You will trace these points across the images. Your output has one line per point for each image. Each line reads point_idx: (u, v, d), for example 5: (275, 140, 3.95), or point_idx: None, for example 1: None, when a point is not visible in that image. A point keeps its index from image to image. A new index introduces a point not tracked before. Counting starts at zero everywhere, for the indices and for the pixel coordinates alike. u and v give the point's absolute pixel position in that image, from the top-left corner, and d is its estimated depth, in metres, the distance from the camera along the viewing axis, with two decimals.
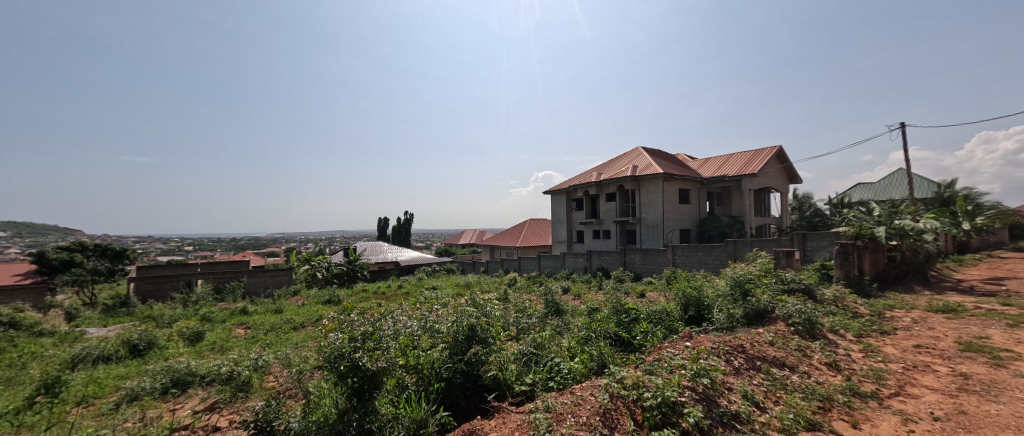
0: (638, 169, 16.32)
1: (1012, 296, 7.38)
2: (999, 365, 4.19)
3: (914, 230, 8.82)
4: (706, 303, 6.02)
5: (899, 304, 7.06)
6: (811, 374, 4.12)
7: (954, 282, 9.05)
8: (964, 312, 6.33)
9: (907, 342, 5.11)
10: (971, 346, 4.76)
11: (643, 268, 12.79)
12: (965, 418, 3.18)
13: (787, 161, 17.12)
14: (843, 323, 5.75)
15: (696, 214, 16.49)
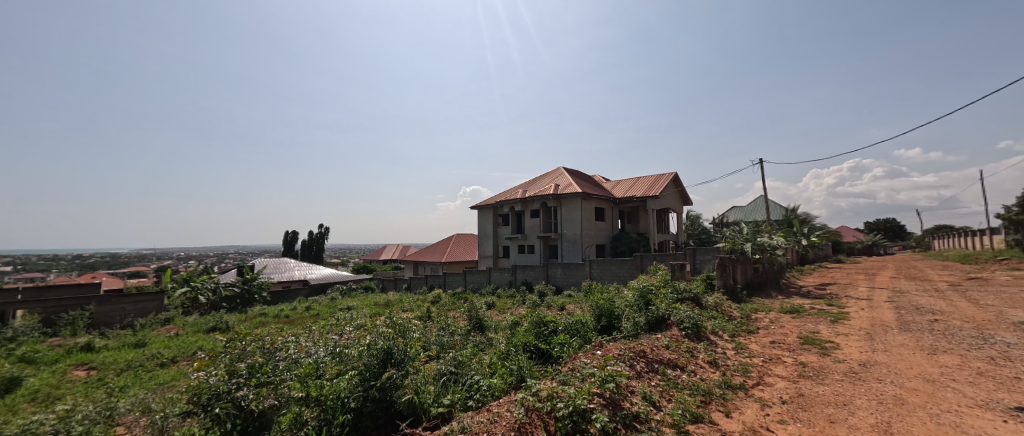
0: (559, 187, 17.39)
1: (834, 298, 9.53)
2: (825, 354, 5.39)
3: (772, 246, 10.86)
4: (616, 313, 6.62)
5: (761, 307, 8.61)
6: (696, 372, 4.81)
7: (798, 287, 11.34)
8: (804, 312, 7.99)
9: (766, 339, 6.28)
10: (807, 340, 6.04)
11: (564, 282, 13.48)
12: (803, 399, 4.03)
13: (682, 185, 19.83)
14: (722, 325, 6.83)
15: (610, 230, 18.04)
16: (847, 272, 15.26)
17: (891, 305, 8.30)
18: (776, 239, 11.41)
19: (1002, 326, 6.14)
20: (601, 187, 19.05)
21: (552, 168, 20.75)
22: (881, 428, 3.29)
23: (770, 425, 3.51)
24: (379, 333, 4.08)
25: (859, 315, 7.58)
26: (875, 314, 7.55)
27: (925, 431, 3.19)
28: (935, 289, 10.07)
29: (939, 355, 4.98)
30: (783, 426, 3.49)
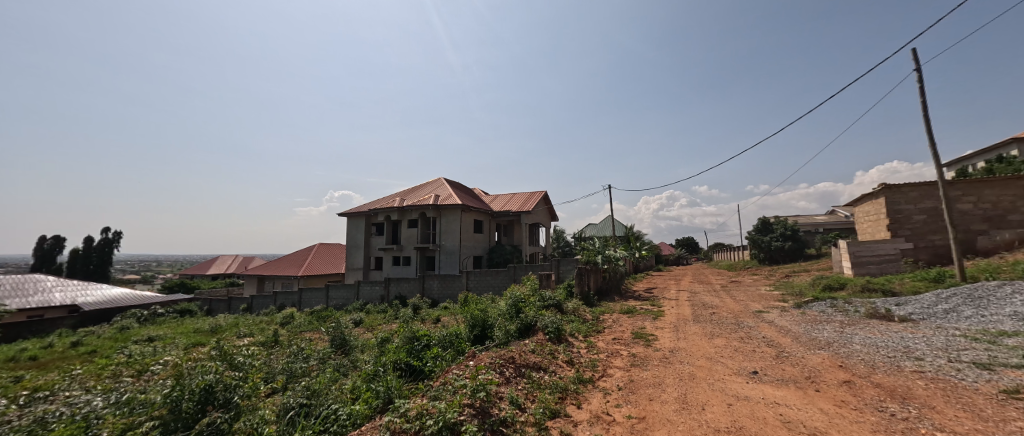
0: (439, 198, 17.40)
1: (656, 299, 12.06)
2: (648, 345, 6.86)
3: (616, 257, 13.13)
4: (489, 323, 7.05)
5: (608, 310, 10.31)
6: (555, 371, 5.53)
7: (633, 292, 13.92)
8: (636, 312, 9.91)
9: (609, 337, 7.58)
10: (638, 335, 7.52)
11: (440, 294, 13.42)
12: (633, 384, 5.08)
13: (550, 203, 22.19)
14: (578, 328, 7.94)
15: (487, 242, 18.84)
16: (664, 278, 19.49)
17: (689, 303, 11.00)
18: (619, 252, 13.83)
19: (748, 314, 8.86)
20: (480, 200, 19.81)
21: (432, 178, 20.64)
22: (682, 399, 4.44)
23: (610, 409, 4.33)
24: (196, 368, 3.52)
25: (670, 312, 9.83)
26: (680, 310, 9.92)
27: (707, 396, 4.43)
28: (714, 290, 13.77)
29: (715, 339, 6.89)
30: (618, 409, 4.34)
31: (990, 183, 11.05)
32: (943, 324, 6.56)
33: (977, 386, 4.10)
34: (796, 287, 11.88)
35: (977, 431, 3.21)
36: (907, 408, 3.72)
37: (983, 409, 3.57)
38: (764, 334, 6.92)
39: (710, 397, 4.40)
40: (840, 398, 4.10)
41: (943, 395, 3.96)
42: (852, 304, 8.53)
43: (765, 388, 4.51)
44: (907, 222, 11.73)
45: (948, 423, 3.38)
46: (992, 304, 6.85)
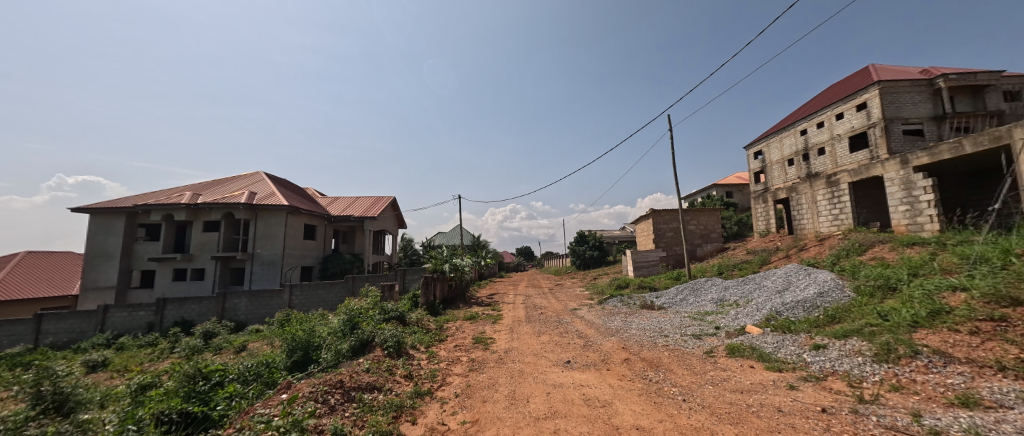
0: (254, 197, 14.22)
1: (496, 304, 12.89)
2: (487, 348, 7.18)
3: (462, 266, 12.98)
4: (315, 344, 6.14)
5: (451, 318, 10.26)
6: (391, 389, 5.24)
7: (477, 299, 14.22)
8: (479, 318, 10.22)
9: (451, 345, 7.60)
10: (477, 339, 7.84)
11: (249, 315, 10.90)
12: (470, 389, 5.30)
13: (399, 210, 21.16)
14: (420, 339, 7.65)
15: (321, 251, 16.40)
16: (504, 284, 21.18)
17: (523, 306, 12.26)
18: (466, 260, 13.84)
19: (566, 312, 10.51)
20: (313, 203, 17.18)
21: (247, 172, 16.74)
22: (511, 395, 4.91)
23: (444, 419, 4.41)
24: None
25: (506, 314, 10.73)
26: (515, 313, 10.90)
27: (531, 389, 5.04)
28: (542, 292, 15.79)
29: (541, 335, 7.87)
30: (453, 416, 4.46)
31: (704, 211, 16.45)
32: (680, 309, 9.35)
33: (692, 351, 6.02)
34: (599, 287, 14.78)
35: (692, 382, 4.71)
36: (658, 373, 5.14)
37: (695, 366, 5.27)
38: (576, 328, 8.34)
39: (534, 388, 5.02)
40: (621, 372, 5.32)
41: (676, 360, 5.64)
42: (633, 298, 11.19)
43: (574, 374, 5.45)
44: (664, 237, 16.26)
45: (679, 380, 4.83)
46: (707, 293, 10.13)
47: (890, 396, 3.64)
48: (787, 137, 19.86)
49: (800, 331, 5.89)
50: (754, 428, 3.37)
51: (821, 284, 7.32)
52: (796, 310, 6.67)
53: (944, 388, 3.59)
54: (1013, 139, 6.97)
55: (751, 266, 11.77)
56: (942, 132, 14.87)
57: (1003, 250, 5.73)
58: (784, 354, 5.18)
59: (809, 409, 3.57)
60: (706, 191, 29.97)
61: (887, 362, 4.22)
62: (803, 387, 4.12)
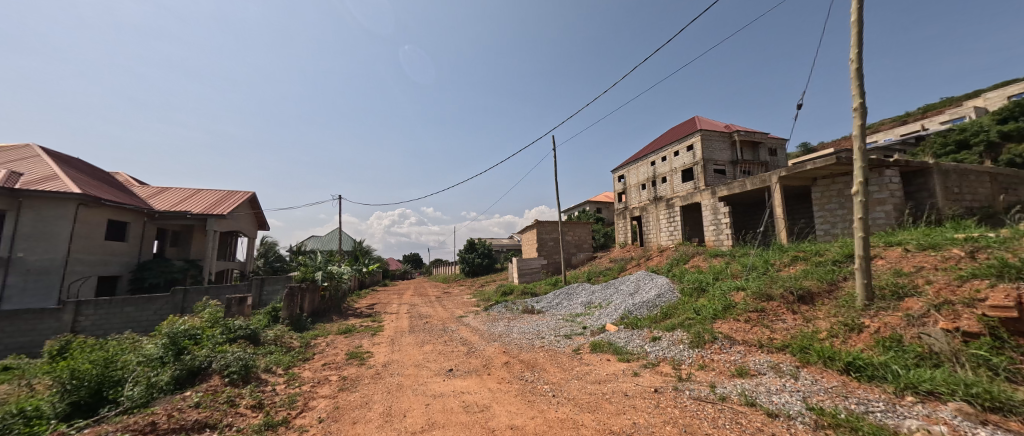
0: (20, 179, 10.29)
1: (377, 315, 11.98)
2: (362, 363, 6.59)
3: (339, 273, 11.61)
4: (117, 378, 4.69)
5: (321, 332, 9.00)
6: (233, 424, 4.37)
7: (354, 310, 12.74)
8: (355, 331, 9.26)
9: (318, 363, 6.66)
10: (351, 353, 7.18)
11: None
12: (337, 412, 4.81)
13: (259, 209, 18.04)
14: (277, 359, 6.53)
15: (135, 256, 12.80)
16: (387, 293, 19.91)
17: (407, 315, 11.71)
18: (344, 267, 12.44)
19: (451, 320, 10.45)
20: (128, 194, 13.38)
21: (19, 144, 12.23)
22: (386, 412, 4.64)
23: None
24: None
25: (388, 325, 10.09)
26: (398, 323, 10.33)
27: (409, 403, 4.86)
28: (428, 301, 15.37)
29: (425, 345, 7.63)
30: None
31: (579, 224, 18.48)
32: (555, 312, 10.27)
33: (563, 349, 6.68)
34: (486, 294, 15.15)
35: (561, 378, 5.22)
36: (533, 373, 5.55)
37: (564, 363, 5.87)
38: (461, 335, 8.38)
39: (413, 401, 4.87)
40: (501, 376, 5.57)
41: (550, 359, 6.18)
42: (516, 304, 11.80)
43: (456, 382, 5.47)
44: (545, 246, 17.66)
45: (550, 377, 5.30)
46: (578, 297, 11.35)
47: (699, 374, 4.69)
48: (642, 166, 23.92)
49: (643, 326, 7.12)
50: (607, 412, 3.92)
51: (660, 287, 8.98)
52: (642, 309, 8.02)
53: (730, 363, 4.79)
54: (772, 182, 9.76)
55: (612, 273, 13.73)
56: (737, 173, 19.92)
57: (767, 260, 7.97)
58: (631, 347, 6.19)
59: (646, 390, 4.34)
60: (582, 206, 33.68)
61: (699, 347, 5.42)
62: (644, 373, 4.99)
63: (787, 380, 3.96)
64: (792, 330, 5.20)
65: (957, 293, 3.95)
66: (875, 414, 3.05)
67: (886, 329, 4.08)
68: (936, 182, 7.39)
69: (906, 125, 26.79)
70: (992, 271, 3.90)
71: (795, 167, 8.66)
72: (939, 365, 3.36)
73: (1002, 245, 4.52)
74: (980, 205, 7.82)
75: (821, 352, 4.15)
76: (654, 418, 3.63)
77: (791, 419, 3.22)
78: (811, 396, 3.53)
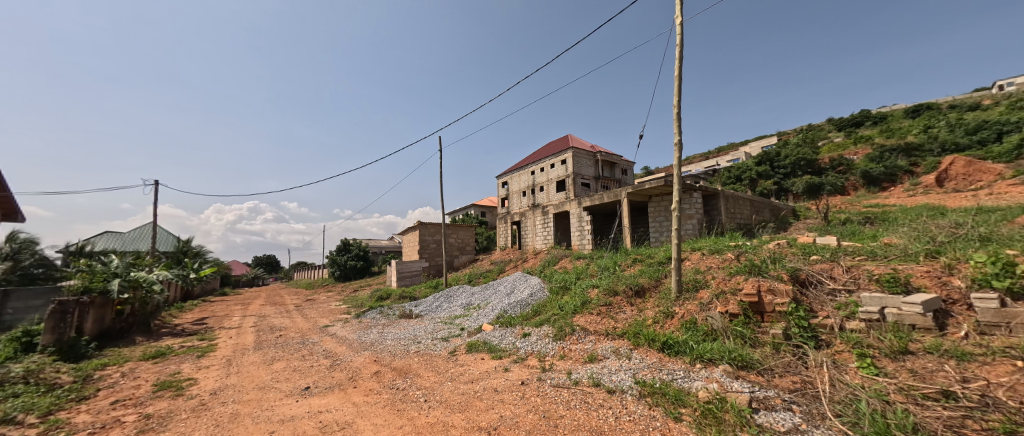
0: None
1: (207, 331, 9.74)
2: (179, 394, 5.28)
3: (148, 280, 9.09)
4: None
5: (114, 359, 6.86)
6: None
7: (170, 327, 10.08)
8: (171, 354, 7.35)
9: (105, 402, 5.05)
10: (164, 383, 5.68)
11: None
12: None
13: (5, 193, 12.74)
14: (29, 404, 4.68)
15: None
16: (227, 304, 16.39)
17: (253, 330, 9.87)
18: (156, 274, 9.70)
19: (313, 331, 9.25)
20: None
21: None
22: None
23: None
24: None
25: (226, 343, 8.32)
26: (239, 340, 8.63)
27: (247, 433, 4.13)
28: (285, 311, 13.28)
29: (275, 363, 6.57)
30: None
31: (461, 227, 18.64)
32: (434, 315, 10.10)
33: (439, 353, 6.63)
34: (359, 300, 13.92)
35: (433, 382, 5.17)
36: (405, 380, 5.34)
37: (439, 366, 5.82)
38: (324, 348, 7.49)
39: (254, 429, 4.16)
40: (368, 387, 5.20)
41: (424, 364, 6.04)
42: (392, 309, 11.18)
43: (312, 401, 4.87)
44: (427, 248, 17.24)
45: (423, 382, 5.19)
46: (457, 298, 11.43)
47: (559, 363, 5.27)
48: (523, 175, 25.60)
49: (515, 324, 7.60)
50: (476, 410, 4.06)
51: (532, 287, 9.72)
52: (516, 307, 8.57)
53: (584, 351, 5.50)
54: (622, 197, 11.61)
55: (492, 274, 14.26)
56: (599, 187, 23.05)
57: (616, 262, 9.44)
58: (504, 344, 6.56)
59: (514, 384, 4.66)
60: (467, 210, 34.01)
61: (561, 339, 6.07)
62: (513, 368, 5.34)
63: (624, 361, 4.76)
64: (630, 319, 6.28)
65: (727, 285, 5.34)
66: (677, 380, 3.91)
67: (688, 314, 5.27)
68: (722, 203, 9.95)
69: (710, 159, 35.24)
70: (746, 268, 5.42)
71: (638, 185, 10.48)
72: (716, 339, 4.52)
73: (753, 250, 6.35)
74: (745, 222, 10.84)
75: (647, 336, 5.11)
76: (518, 409, 3.92)
77: (623, 393, 3.88)
78: (638, 372, 4.33)
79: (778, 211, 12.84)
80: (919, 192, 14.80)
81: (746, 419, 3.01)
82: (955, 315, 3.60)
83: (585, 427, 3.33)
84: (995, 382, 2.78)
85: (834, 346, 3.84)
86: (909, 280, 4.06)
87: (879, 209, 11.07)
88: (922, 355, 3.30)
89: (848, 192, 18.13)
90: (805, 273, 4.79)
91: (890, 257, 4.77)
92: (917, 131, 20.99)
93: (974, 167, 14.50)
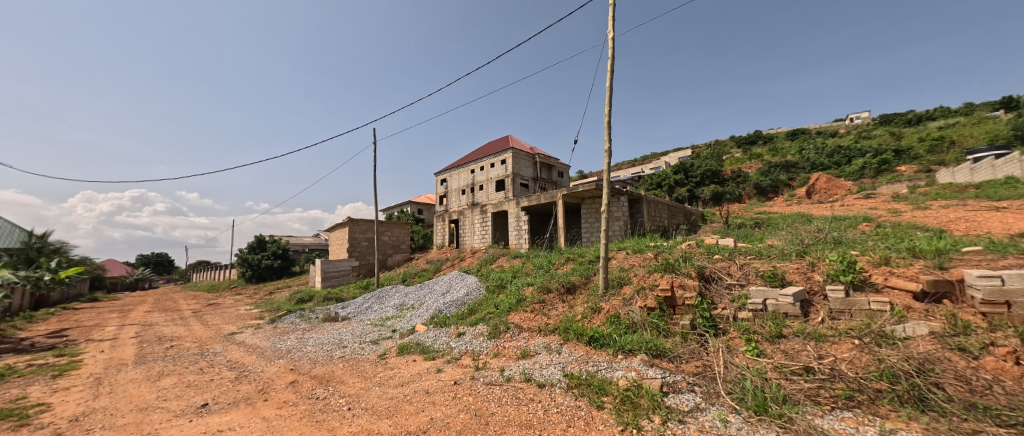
0: None
1: (69, 345, 8.08)
2: (25, 425, 4.31)
3: None
4: None
5: None
6: None
7: (13, 343, 8.16)
8: (13, 375, 5.96)
9: None
10: (1, 412, 4.58)
11: None
12: None
13: None
14: None
15: None
16: (98, 312, 13.72)
17: (136, 341, 8.42)
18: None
19: (216, 340, 8.16)
20: None
21: None
22: None
23: None
24: None
25: (97, 359, 6.98)
26: (116, 354, 7.31)
27: None
28: (179, 318, 11.51)
29: (165, 379, 5.69)
30: None
31: (396, 224, 17.88)
32: (364, 317, 9.54)
33: (367, 357, 6.29)
34: (275, 304, 12.60)
35: (359, 388, 4.90)
36: (327, 389, 4.98)
37: (367, 371, 5.53)
38: (229, 358, 6.66)
39: None
40: (283, 399, 4.75)
41: (349, 370, 5.68)
42: (315, 312, 10.33)
43: (211, 420, 4.31)
44: (358, 246, 16.20)
45: (347, 389, 4.89)
46: (388, 299, 10.94)
47: (492, 361, 5.33)
48: (462, 173, 25.34)
49: (450, 324, 7.50)
50: (405, 414, 3.93)
51: (469, 286, 9.66)
52: (451, 306, 8.44)
53: (517, 348, 5.63)
54: (557, 198, 12.08)
55: (427, 274, 13.89)
56: (537, 188, 23.68)
57: (550, 261, 9.80)
58: (437, 344, 6.44)
59: (447, 384, 4.59)
60: (402, 207, 32.64)
61: (495, 338, 6.13)
62: (446, 368, 5.28)
63: (554, 355, 4.96)
64: (562, 315, 6.56)
65: (646, 281, 5.85)
66: (601, 370, 4.20)
67: (612, 309, 5.65)
68: (644, 207, 10.87)
69: (635, 166, 38.23)
70: (662, 266, 5.99)
71: (572, 188, 10.97)
72: (636, 331, 4.92)
73: (668, 250, 7.05)
74: (663, 224, 11.98)
75: (576, 330, 5.38)
76: (449, 409, 3.88)
77: (553, 387, 4.06)
78: (566, 365, 4.55)
79: (690, 215, 14.40)
80: (795, 202, 17.65)
81: (657, 402, 3.33)
82: (815, 304, 4.36)
83: (515, 422, 3.42)
84: (841, 356, 3.42)
85: (729, 333, 4.41)
86: (784, 276, 4.83)
87: (766, 215, 12.99)
88: (792, 337, 3.95)
89: (743, 200, 21.05)
90: (709, 270, 5.44)
91: (771, 256, 5.63)
92: (795, 151, 24.98)
93: (833, 183, 17.69)
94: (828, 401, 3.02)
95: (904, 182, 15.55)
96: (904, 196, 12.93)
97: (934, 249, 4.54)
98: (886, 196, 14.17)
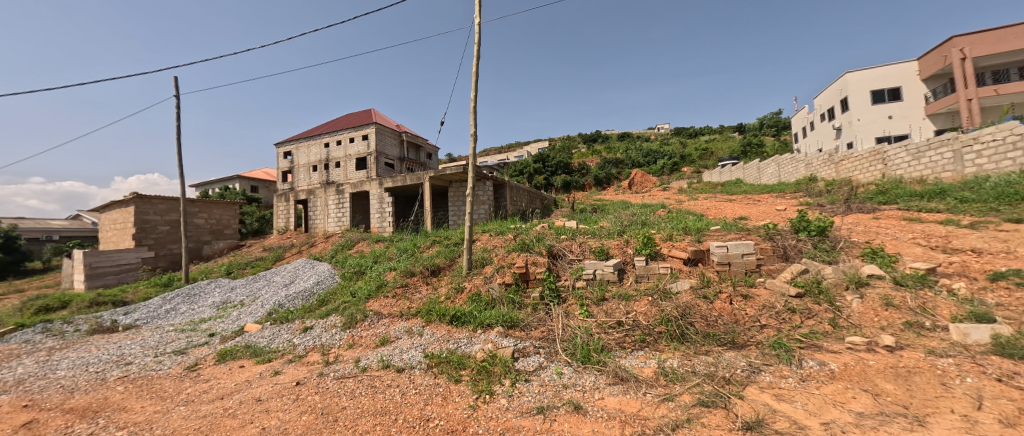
0: None
1: None
2: None
3: None
4: None
5: None
6: None
7: None
8: None
9: None
10: None
11: None
12: None
13: None
14: None
15: None
16: None
17: None
18: None
19: None
20: None
21: None
22: None
23: None
24: None
25: None
26: None
27: None
28: None
29: None
30: None
31: (216, 204, 14.32)
32: (163, 323, 7.40)
33: (168, 372, 4.93)
34: None
35: (154, 412, 3.84)
36: (95, 422, 3.71)
37: (167, 389, 4.35)
38: None
39: None
40: None
41: (139, 391, 4.38)
42: (73, 323, 7.45)
43: None
44: (153, 231, 12.33)
45: (133, 417, 3.77)
46: (202, 299, 8.73)
47: (346, 352, 4.93)
48: (313, 146, 21.99)
49: (294, 319, 6.54)
50: (225, 431, 3.29)
51: (319, 274, 8.57)
52: (295, 299, 7.33)
53: (376, 336, 5.34)
54: (423, 180, 11.71)
55: (263, 263, 11.70)
56: (401, 168, 22.41)
57: (414, 244, 9.52)
58: (275, 345, 5.53)
59: (286, 387, 4.02)
60: (225, 183, 26.30)
61: (351, 328, 5.66)
62: (286, 369, 4.62)
63: (416, 338, 4.91)
64: (425, 297, 6.51)
65: (505, 260, 6.32)
66: (461, 347, 4.37)
67: (474, 287, 5.91)
68: (507, 192, 11.57)
69: (499, 153, 40.40)
70: (519, 246, 6.55)
71: (438, 170, 10.80)
72: (493, 306, 5.30)
73: (525, 231, 7.75)
74: (522, 209, 13.09)
75: (439, 312, 5.44)
76: (289, 413, 3.43)
77: (412, 369, 4.02)
78: (427, 347, 4.56)
79: (544, 200, 16.12)
80: (620, 192, 21.79)
81: (509, 367, 3.69)
82: (627, 272, 5.51)
83: (369, 411, 3.28)
84: (640, 310, 4.44)
85: (568, 301, 5.15)
86: (608, 251, 5.92)
87: (601, 202, 15.60)
88: (610, 300, 4.91)
89: (585, 189, 24.79)
90: (556, 249, 6.21)
91: (603, 235, 6.82)
92: (621, 150, 30.61)
93: (645, 177, 22.49)
94: (630, 345, 3.92)
95: (686, 179, 20.98)
96: (686, 189, 17.46)
97: (698, 228, 6.31)
98: (676, 189, 18.89)
